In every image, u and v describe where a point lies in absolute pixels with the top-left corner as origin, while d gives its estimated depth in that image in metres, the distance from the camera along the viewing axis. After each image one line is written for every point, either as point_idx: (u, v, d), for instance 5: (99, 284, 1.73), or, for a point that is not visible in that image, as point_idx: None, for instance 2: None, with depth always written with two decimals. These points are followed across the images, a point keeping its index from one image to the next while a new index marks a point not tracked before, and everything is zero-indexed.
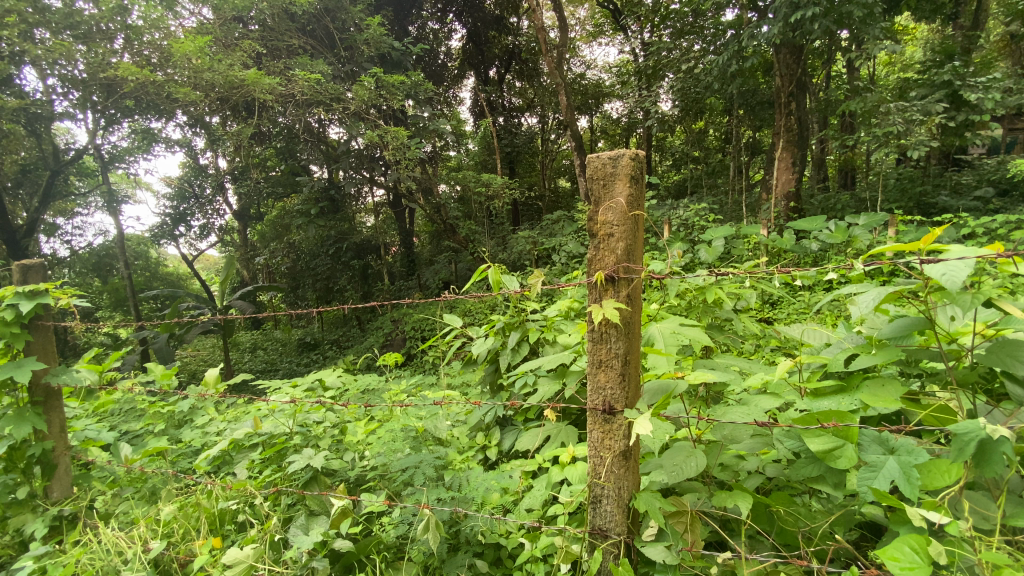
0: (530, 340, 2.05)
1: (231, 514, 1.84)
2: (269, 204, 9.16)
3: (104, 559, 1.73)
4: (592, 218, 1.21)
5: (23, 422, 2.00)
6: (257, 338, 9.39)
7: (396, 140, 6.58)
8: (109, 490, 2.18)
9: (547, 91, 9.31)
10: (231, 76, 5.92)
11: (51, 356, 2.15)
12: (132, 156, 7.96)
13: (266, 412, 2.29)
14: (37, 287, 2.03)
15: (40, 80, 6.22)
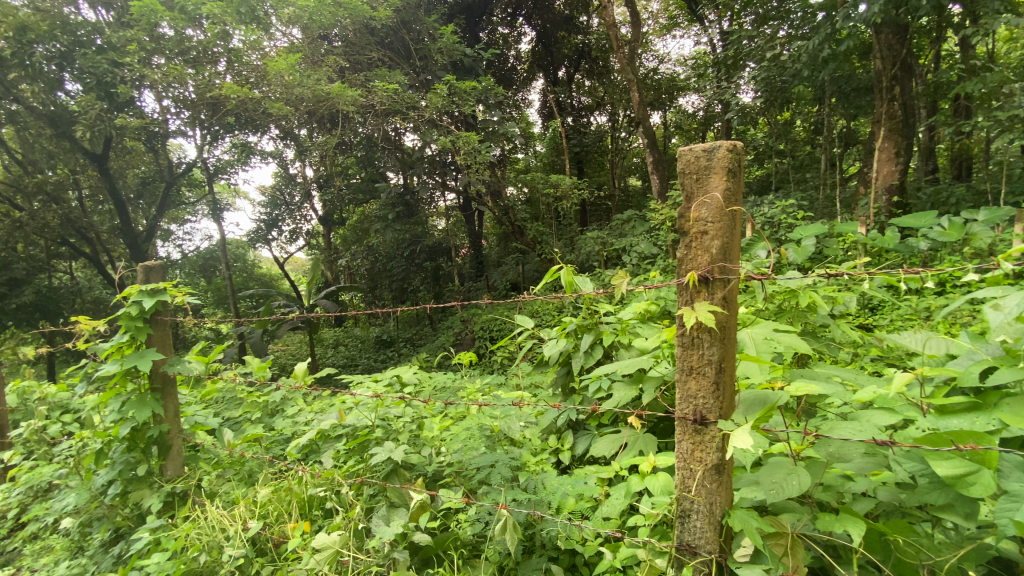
0: (606, 343, 1.99)
1: (318, 501, 1.95)
2: (350, 209, 9.73)
3: (210, 534, 1.89)
4: (683, 216, 1.15)
5: (144, 406, 2.24)
6: (338, 335, 9.99)
7: (467, 145, 6.71)
8: (213, 471, 2.38)
9: (617, 89, 9.11)
10: (318, 89, 6.34)
11: (168, 348, 2.39)
12: (232, 168, 8.80)
13: (348, 406, 2.40)
14: (156, 286, 2.27)
15: (157, 102, 7.03)
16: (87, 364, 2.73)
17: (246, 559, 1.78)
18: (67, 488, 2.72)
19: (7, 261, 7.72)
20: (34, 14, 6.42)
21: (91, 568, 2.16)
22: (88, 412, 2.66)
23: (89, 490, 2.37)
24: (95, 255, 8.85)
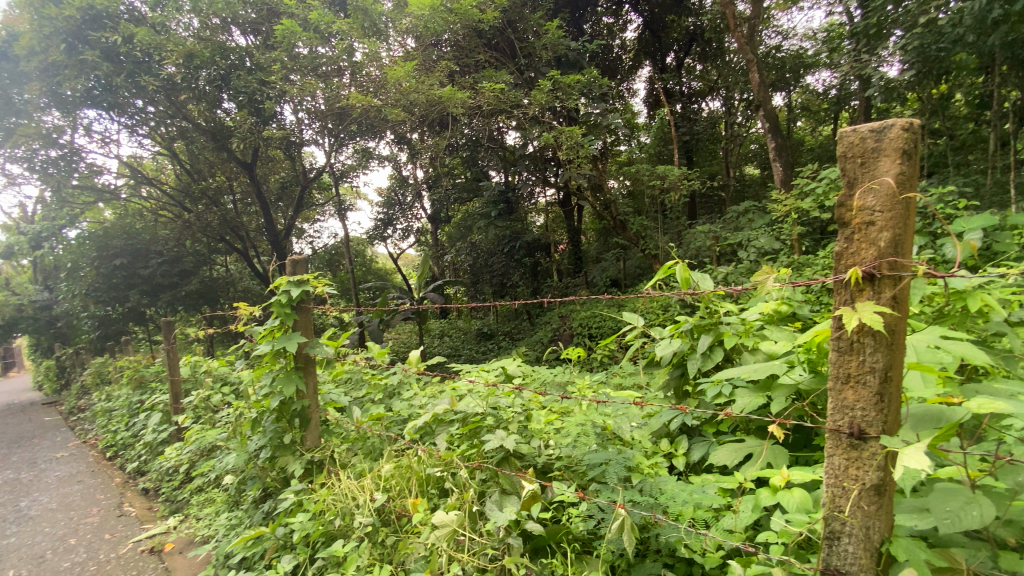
0: (727, 345, 1.86)
1: (435, 480, 2.07)
2: (455, 207, 10.18)
3: (344, 500, 2.10)
4: (843, 206, 1.05)
5: (290, 383, 2.54)
6: (444, 327, 10.53)
7: (570, 139, 6.66)
8: (345, 443, 2.64)
9: (733, 71, 8.46)
10: (431, 94, 6.70)
11: (310, 332, 2.69)
12: (354, 171, 9.64)
13: (459, 394, 2.52)
14: (302, 277, 2.57)
15: (295, 115, 7.90)
16: (245, 343, 3.17)
17: (373, 527, 1.95)
18: (228, 450, 3.17)
19: (179, 255, 9.37)
20: (199, 44, 7.31)
21: (247, 520, 2.53)
22: (245, 386, 3.08)
23: (245, 453, 2.74)
24: (244, 250, 10.22)
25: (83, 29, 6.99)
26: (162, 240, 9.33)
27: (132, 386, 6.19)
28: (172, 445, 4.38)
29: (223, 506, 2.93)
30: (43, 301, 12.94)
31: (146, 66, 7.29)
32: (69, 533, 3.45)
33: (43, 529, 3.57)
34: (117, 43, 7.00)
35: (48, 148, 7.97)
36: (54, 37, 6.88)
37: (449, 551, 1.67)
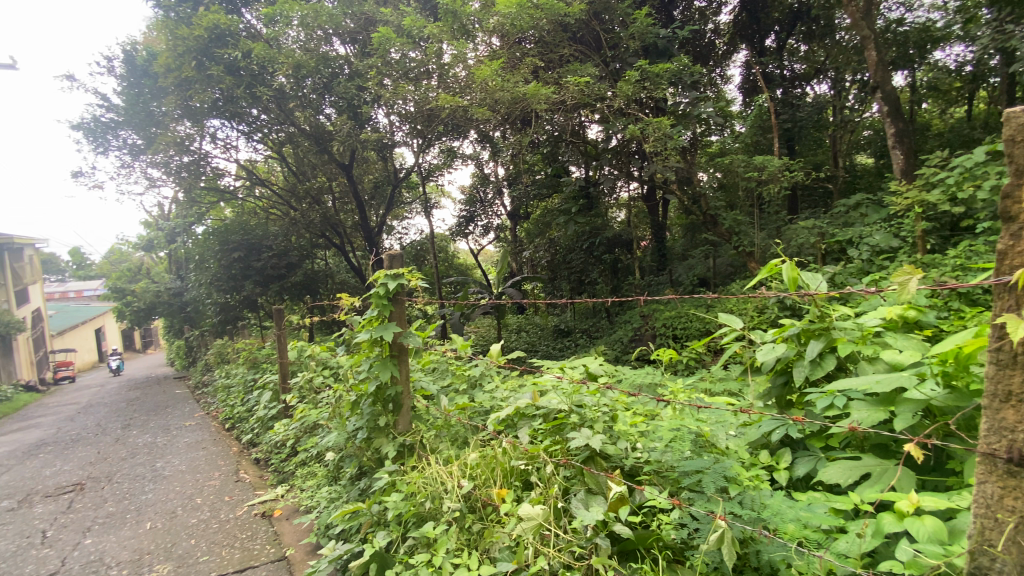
0: (842, 353, 1.70)
1: (520, 473, 2.10)
2: (535, 203, 10.23)
3: (433, 484, 2.19)
4: (1008, 199, 0.99)
5: (385, 369, 2.69)
6: (522, 322, 10.63)
7: (658, 131, 6.40)
8: (434, 430, 2.75)
9: (844, 50, 7.68)
10: (517, 92, 6.77)
11: (404, 323, 2.83)
12: (440, 169, 10.00)
13: (543, 389, 2.53)
14: (398, 270, 2.71)
15: (387, 117, 8.33)
16: (345, 331, 3.41)
17: (460, 512, 2.02)
18: (328, 429, 3.44)
19: (286, 249, 10.40)
20: (304, 55, 7.84)
21: (346, 495, 2.73)
22: (345, 370, 3.31)
23: (344, 433, 2.95)
24: (342, 246, 10.95)
25: (209, 47, 7.83)
26: (272, 236, 10.34)
27: (247, 366, 6.92)
28: (280, 421, 4.84)
29: (325, 480, 3.19)
30: (176, 289, 14.79)
31: (261, 78, 7.99)
32: (197, 493, 3.93)
33: (177, 488, 4.10)
34: (238, 59, 7.79)
35: (182, 155, 9.08)
36: (187, 55, 7.77)
37: (535, 544, 1.69)
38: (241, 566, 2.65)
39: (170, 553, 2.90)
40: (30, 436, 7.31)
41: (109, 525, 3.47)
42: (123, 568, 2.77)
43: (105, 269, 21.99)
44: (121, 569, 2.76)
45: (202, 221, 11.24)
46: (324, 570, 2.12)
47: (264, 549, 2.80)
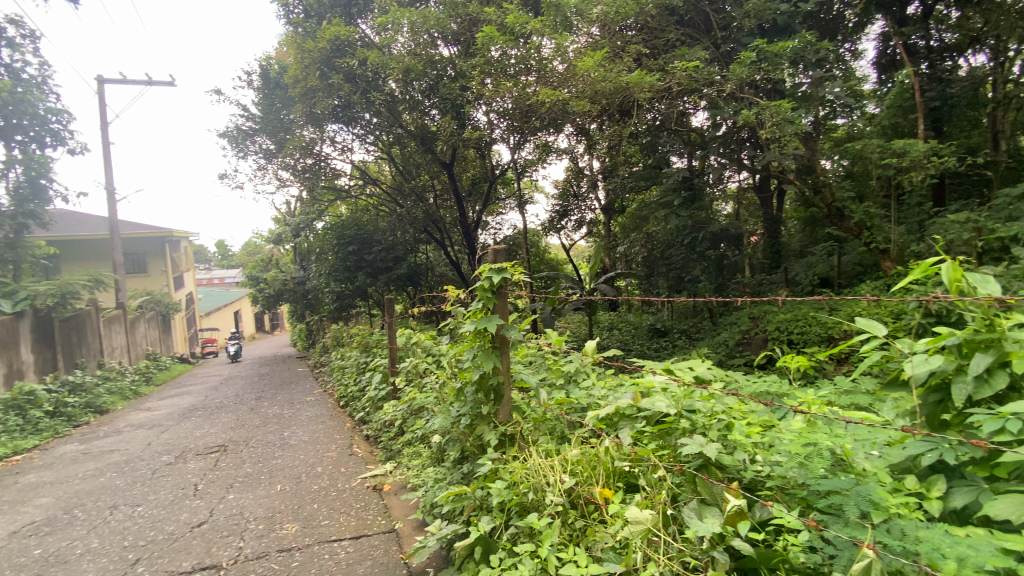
0: (1020, 371, 1.43)
1: (623, 475, 2.06)
2: (631, 197, 9.93)
3: (536, 476, 2.21)
4: None
5: (488, 359, 2.75)
6: (615, 320, 10.40)
7: (776, 116, 5.86)
8: (534, 422, 2.77)
9: (1014, 11, 6.49)
10: (618, 81, 6.61)
11: (506, 315, 2.88)
12: (535, 165, 10.06)
13: (646, 390, 2.44)
14: (502, 264, 2.76)
15: (485, 115, 8.52)
16: (450, 321, 3.56)
17: (563, 507, 2.02)
18: (432, 413, 3.62)
19: (394, 243, 11.26)
20: (413, 59, 8.25)
21: (450, 477, 2.86)
22: (449, 358, 3.45)
23: (448, 417, 3.06)
24: (442, 241, 11.22)
25: (330, 57, 8.48)
26: (382, 231, 11.25)
27: (360, 350, 7.53)
28: (388, 402, 5.20)
29: (430, 461, 3.38)
30: (299, 278, 16.46)
31: (375, 84, 8.51)
32: (318, 462, 4.36)
33: (301, 456, 4.58)
34: (355, 67, 8.35)
35: (306, 158, 10.03)
36: (312, 66, 8.52)
37: (644, 549, 1.67)
38: (357, 533, 2.89)
39: (297, 514, 3.24)
40: (187, 401, 8.58)
41: (249, 483, 3.98)
42: (260, 523, 3.15)
43: (244, 259, 25.06)
44: (258, 523, 3.14)
45: (322, 216, 12.35)
46: (432, 547, 2.20)
47: (376, 520, 3.03)
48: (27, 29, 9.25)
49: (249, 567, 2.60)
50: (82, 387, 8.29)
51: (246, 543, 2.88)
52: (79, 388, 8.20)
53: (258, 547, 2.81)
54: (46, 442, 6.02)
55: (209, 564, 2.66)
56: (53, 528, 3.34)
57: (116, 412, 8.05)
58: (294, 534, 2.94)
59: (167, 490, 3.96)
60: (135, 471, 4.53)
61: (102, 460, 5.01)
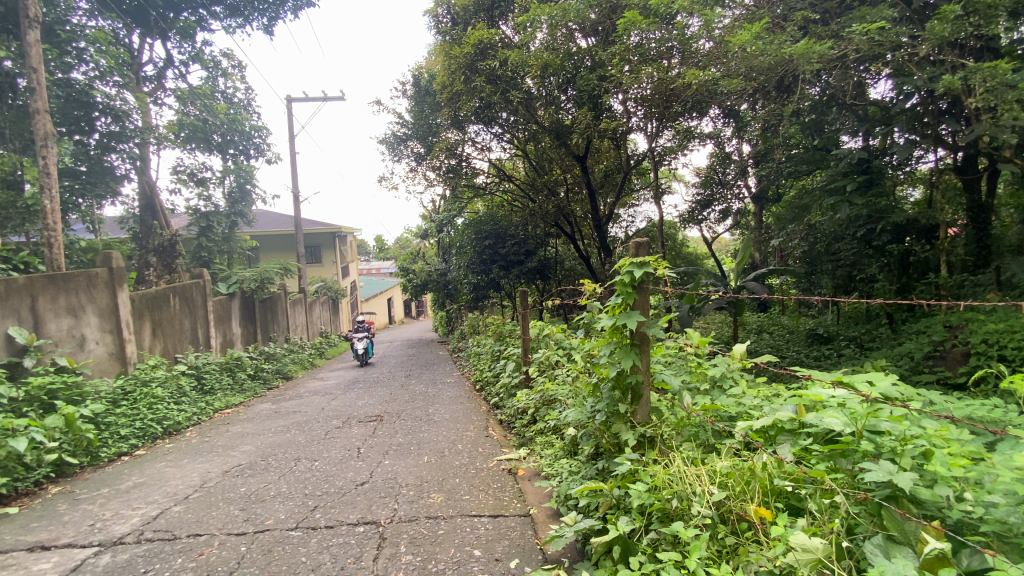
0: None
1: (784, 495, 1.87)
2: (788, 184, 8.86)
3: (681, 483, 2.10)
4: None
5: (627, 357, 2.64)
6: (763, 321, 9.43)
7: (990, 80, 4.70)
8: (674, 427, 2.62)
9: None
10: (780, 54, 5.94)
11: (647, 312, 2.73)
12: (675, 152, 9.48)
13: (812, 403, 2.16)
14: (645, 258, 2.60)
15: (621, 103, 8.23)
16: (586, 315, 3.50)
17: (712, 520, 1.91)
18: (566, 405, 3.63)
19: (527, 238, 11.54)
20: (552, 54, 8.18)
21: (585, 472, 2.86)
22: (583, 353, 3.40)
23: (583, 412, 3.03)
24: (572, 235, 11.13)
25: (473, 61, 8.74)
26: (515, 226, 11.66)
27: (495, 338, 7.88)
28: (521, 390, 5.36)
29: (563, 453, 3.42)
30: (441, 270, 17.74)
31: (514, 83, 8.59)
32: (458, 440, 4.68)
33: (444, 433, 4.97)
34: (496, 68, 8.53)
35: (450, 159, 10.68)
36: (457, 71, 8.91)
37: None
38: (495, 512, 3.04)
39: (442, 486, 3.52)
40: (349, 374, 9.83)
41: (400, 451, 4.44)
42: (410, 489, 3.48)
43: (396, 252, 27.81)
44: (409, 490, 3.48)
45: (462, 212, 13.14)
46: (570, 539, 2.22)
47: (512, 503, 3.16)
48: (237, 61, 11.32)
49: (402, 527, 2.89)
50: (274, 356, 10.00)
51: (400, 506, 3.21)
52: (272, 357, 9.91)
53: (409, 511, 3.10)
54: (248, 401, 7.36)
55: (370, 520, 3.02)
56: (254, 471, 4.07)
57: (297, 379, 9.58)
58: (439, 504, 3.19)
59: (335, 450, 4.58)
60: (311, 432, 5.32)
61: (288, 419, 5.98)
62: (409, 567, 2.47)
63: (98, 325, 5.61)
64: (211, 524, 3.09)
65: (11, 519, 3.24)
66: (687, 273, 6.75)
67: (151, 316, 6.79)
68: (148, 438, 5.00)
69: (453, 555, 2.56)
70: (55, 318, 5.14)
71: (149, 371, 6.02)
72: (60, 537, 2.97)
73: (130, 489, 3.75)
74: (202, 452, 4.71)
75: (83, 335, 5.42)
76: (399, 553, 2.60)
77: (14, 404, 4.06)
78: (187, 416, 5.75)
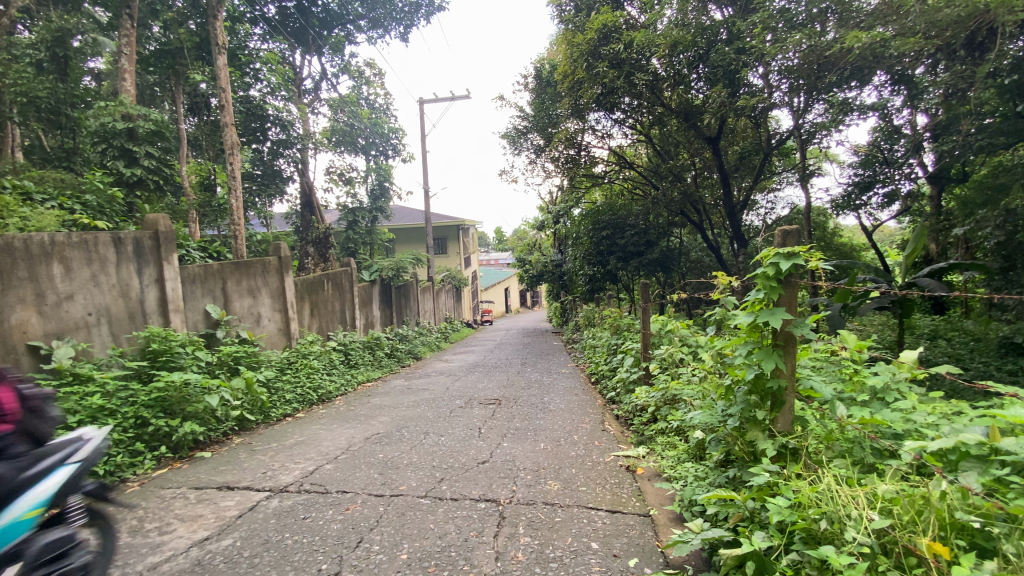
0: None
1: (969, 532, 1.58)
2: (979, 160, 7.33)
3: (832, 504, 1.86)
4: None
5: (769, 357, 2.38)
6: (938, 325, 7.97)
7: None
8: (823, 441, 2.32)
9: None
10: (975, 3, 4.90)
11: (795, 309, 2.44)
12: (827, 130, 8.37)
13: (1012, 427, 1.78)
14: (794, 248, 2.31)
15: (763, 76, 7.44)
16: (718, 312, 3.24)
17: (871, 550, 1.67)
18: (692, 406, 3.42)
19: (649, 228, 11.11)
20: (682, 31, 7.60)
21: (713, 480, 2.67)
22: (713, 352, 3.16)
23: (713, 415, 2.81)
24: (700, 223, 10.40)
25: (597, 46, 8.30)
26: (636, 215, 11.24)
27: (612, 331, 7.72)
28: (641, 386, 5.20)
29: (688, 455, 3.24)
30: (557, 261, 17.85)
31: (639, 66, 8.06)
32: (574, 430, 4.69)
33: (560, 422, 5.00)
34: (620, 51, 7.98)
35: (569, 149, 10.64)
36: (580, 59, 8.54)
37: None
38: (612, 507, 2.98)
39: (558, 474, 3.55)
40: (471, 359, 10.37)
41: (519, 436, 4.58)
42: (528, 473, 3.57)
43: (514, 243, 28.58)
44: (527, 473, 3.57)
45: (579, 203, 13.04)
46: (696, 547, 2.10)
47: (631, 500, 3.07)
48: (378, 68, 12.43)
49: (521, 509, 2.98)
50: (406, 338, 10.93)
51: (518, 488, 3.30)
52: (404, 338, 10.85)
53: (527, 494, 3.19)
54: (384, 376, 8.17)
55: (491, 498, 3.16)
56: (390, 440, 4.50)
57: (425, 360, 10.38)
58: (556, 492, 3.23)
59: (460, 428, 4.88)
60: (438, 409, 5.73)
61: (418, 395, 6.51)
62: (528, 548, 2.54)
63: (269, 305, 6.63)
64: (355, 483, 3.48)
65: (206, 461, 3.99)
66: (839, 267, 5.94)
67: (310, 298, 7.83)
68: (307, 403, 5.81)
69: (570, 543, 2.57)
70: (239, 298, 6.14)
71: (307, 345, 6.95)
72: (241, 480, 3.58)
73: (292, 445, 4.37)
74: (348, 419, 5.33)
75: (258, 313, 6.42)
76: (518, 534, 2.68)
77: (210, 367, 4.94)
78: (336, 387, 6.55)
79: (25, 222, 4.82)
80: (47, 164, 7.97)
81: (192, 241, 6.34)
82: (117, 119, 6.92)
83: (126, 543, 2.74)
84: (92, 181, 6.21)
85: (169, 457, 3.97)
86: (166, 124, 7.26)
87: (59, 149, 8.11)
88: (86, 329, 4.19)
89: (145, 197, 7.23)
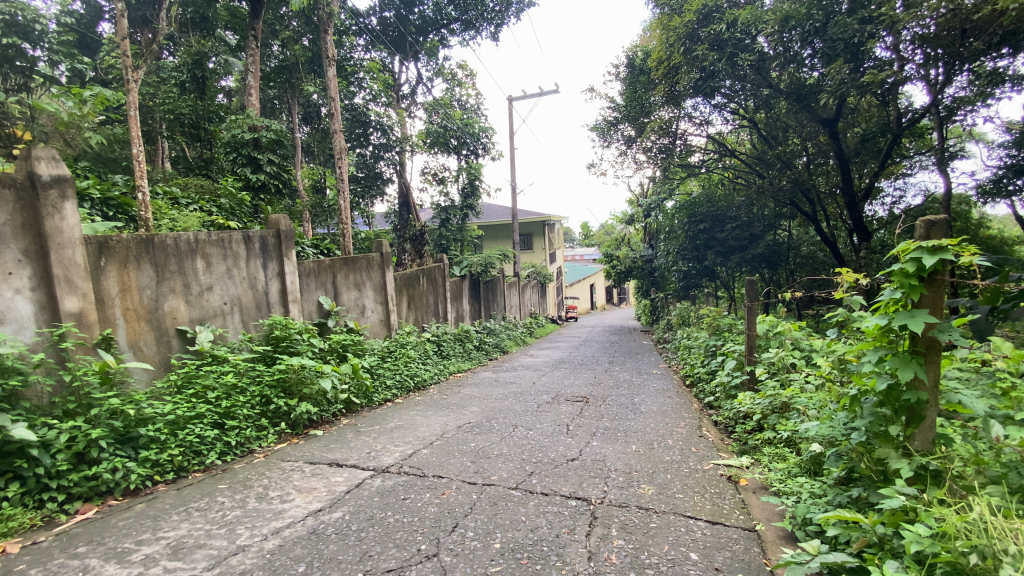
0: None
1: None
2: None
3: (985, 537, 1.61)
4: None
5: (907, 366, 2.09)
6: None
7: None
8: (972, 464, 2.01)
9: None
10: None
11: (940, 312, 2.12)
12: (973, 105, 7.25)
13: None
14: (940, 241, 2.00)
15: (893, 47, 6.59)
16: (840, 314, 2.92)
17: None
18: (807, 415, 3.11)
19: (751, 220, 10.36)
20: (794, 3, 6.91)
21: (832, 498, 2.42)
22: (833, 358, 2.85)
23: (833, 428, 2.53)
24: (812, 214, 9.47)
25: (695, 29, 7.92)
26: (737, 206, 10.50)
27: (709, 331, 7.30)
28: (743, 391, 4.87)
29: (802, 468, 2.97)
30: (647, 256, 17.27)
31: (743, 45, 7.52)
32: (668, 434, 4.50)
33: (653, 424, 4.83)
34: (722, 32, 7.54)
35: (663, 138, 10.22)
36: (676, 43, 8.18)
37: None
38: (713, 518, 2.82)
39: (652, 479, 3.43)
40: (558, 354, 10.37)
41: (610, 435, 4.50)
42: (620, 475, 3.49)
43: (601, 238, 28.10)
44: (620, 475, 3.50)
45: (673, 195, 12.48)
46: (812, 570, 1.90)
47: (733, 513, 2.88)
48: (470, 69, 12.77)
49: (613, 510, 2.92)
50: (494, 331, 11.20)
51: (610, 489, 3.24)
52: (493, 332, 11.12)
53: (620, 496, 3.12)
54: (474, 368, 8.43)
55: (581, 496, 3.13)
56: (481, 430, 4.64)
57: (512, 353, 10.57)
58: (650, 496, 3.13)
59: (548, 423, 4.90)
60: (526, 403, 5.80)
61: (506, 388, 6.63)
62: (621, 551, 2.48)
63: (373, 298, 7.12)
64: (450, 469, 3.64)
65: (319, 439, 4.40)
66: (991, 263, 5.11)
67: (407, 291, 8.30)
68: (405, 390, 6.16)
69: (667, 551, 2.47)
70: (347, 291, 6.66)
71: (405, 336, 7.36)
72: (348, 459, 3.88)
73: (393, 429, 4.67)
74: (441, 407, 5.57)
75: (363, 305, 6.92)
76: (611, 535, 2.64)
77: (323, 353, 5.39)
78: (430, 376, 6.88)
79: (174, 223, 5.61)
80: (190, 172, 9.18)
81: (306, 239, 6.97)
82: (245, 130, 7.78)
83: (254, 507, 3.08)
84: (226, 187, 7.04)
85: (288, 433, 4.42)
86: (284, 133, 8.05)
87: (199, 159, 9.30)
88: (222, 316, 4.78)
89: (268, 200, 8.08)
